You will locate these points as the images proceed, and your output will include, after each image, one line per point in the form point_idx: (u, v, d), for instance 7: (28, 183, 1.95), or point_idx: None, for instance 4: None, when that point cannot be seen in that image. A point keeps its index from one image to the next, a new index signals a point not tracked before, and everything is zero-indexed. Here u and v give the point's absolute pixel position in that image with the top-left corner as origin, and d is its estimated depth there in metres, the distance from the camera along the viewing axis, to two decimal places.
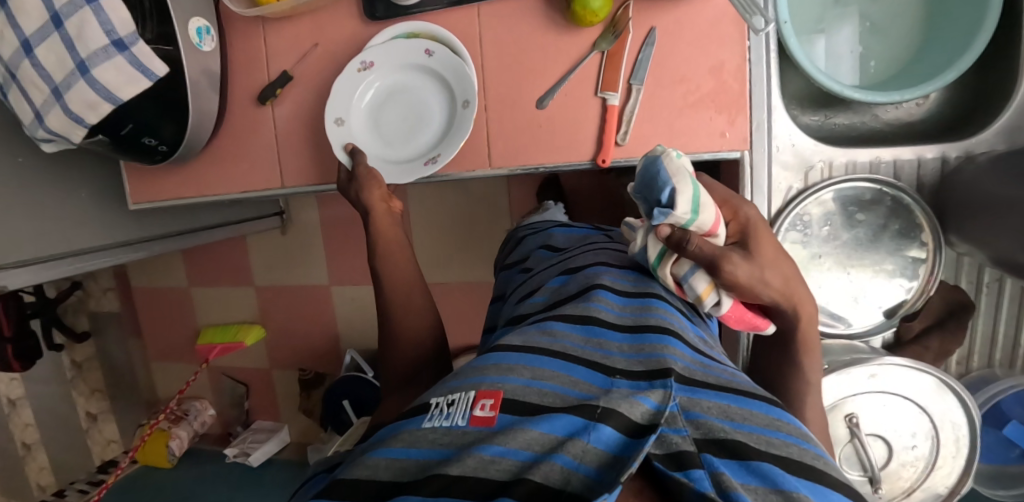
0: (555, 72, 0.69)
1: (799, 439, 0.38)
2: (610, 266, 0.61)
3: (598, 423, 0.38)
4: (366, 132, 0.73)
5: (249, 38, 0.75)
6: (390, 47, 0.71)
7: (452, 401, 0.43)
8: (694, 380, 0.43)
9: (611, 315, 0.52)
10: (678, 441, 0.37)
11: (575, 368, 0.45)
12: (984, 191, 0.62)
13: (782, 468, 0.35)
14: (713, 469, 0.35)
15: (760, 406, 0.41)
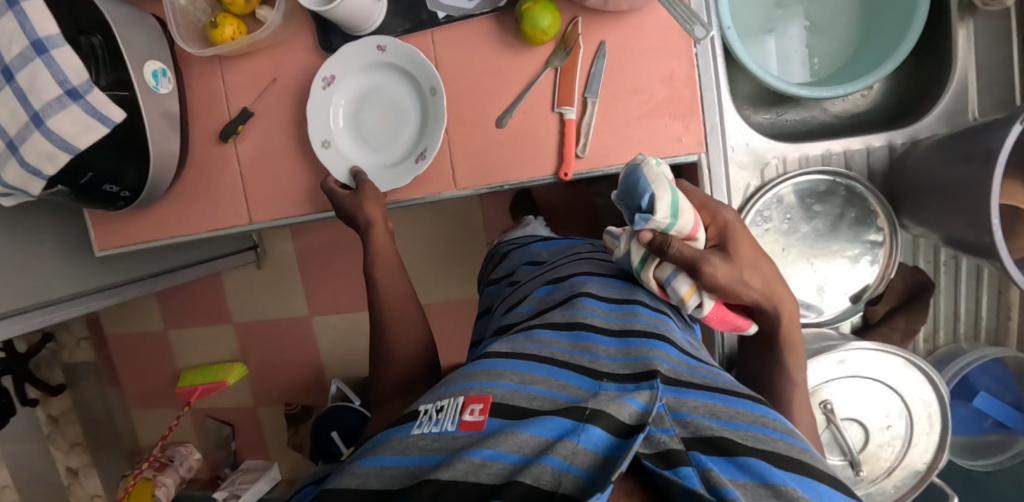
0: (512, 91, 0.71)
1: (786, 435, 0.39)
2: (596, 275, 0.63)
3: (587, 424, 0.38)
4: (350, 148, 0.73)
5: (207, 77, 0.75)
6: (343, 55, 0.70)
7: (441, 408, 0.43)
8: (680, 381, 0.44)
9: (597, 320, 0.53)
10: (666, 441, 0.38)
11: (564, 373, 0.46)
12: (929, 174, 0.65)
13: (770, 462, 0.36)
14: (701, 466, 0.35)
15: (747, 404, 0.42)
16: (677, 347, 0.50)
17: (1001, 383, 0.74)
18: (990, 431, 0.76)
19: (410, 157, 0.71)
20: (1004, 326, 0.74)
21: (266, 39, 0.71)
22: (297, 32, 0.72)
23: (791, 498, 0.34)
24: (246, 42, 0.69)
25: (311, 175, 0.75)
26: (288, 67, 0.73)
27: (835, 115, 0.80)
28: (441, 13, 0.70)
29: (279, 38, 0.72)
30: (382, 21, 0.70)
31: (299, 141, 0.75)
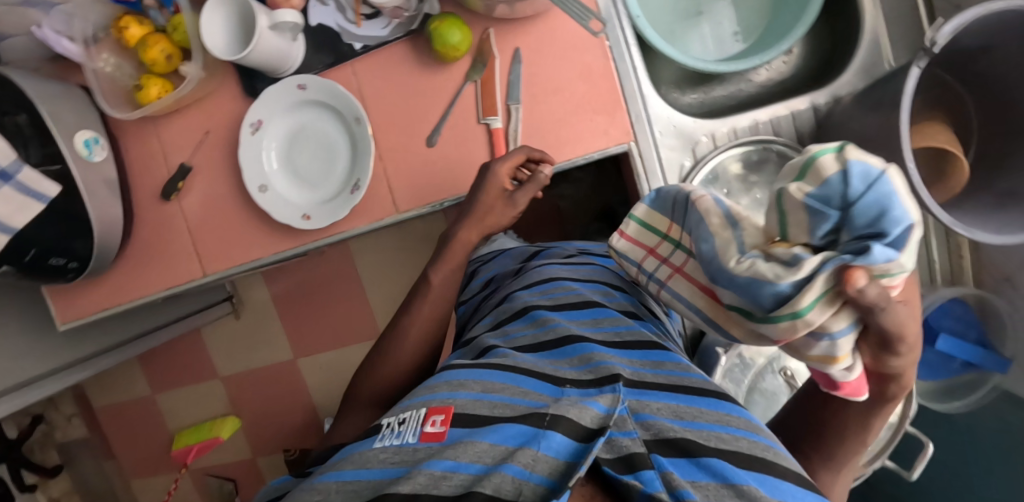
0: (437, 110, 0.72)
1: (749, 432, 0.41)
2: (556, 280, 0.63)
3: (547, 430, 0.39)
4: (288, 190, 0.74)
5: (142, 139, 0.76)
6: (265, 99, 0.71)
7: (403, 419, 0.45)
8: (643, 383, 0.45)
9: (560, 327, 0.54)
10: (626, 443, 0.40)
11: (525, 379, 0.46)
12: (851, 127, 0.66)
13: (730, 462, 0.38)
14: (662, 468, 0.38)
15: (713, 402, 0.44)
16: (640, 345, 0.51)
17: (960, 322, 0.75)
18: (959, 372, 0.76)
19: (345, 190, 0.73)
20: (956, 265, 0.77)
21: (192, 93, 0.72)
22: (222, 83, 0.73)
23: (751, 497, 0.36)
24: (172, 99, 0.70)
25: (256, 220, 0.76)
26: (219, 118, 0.74)
27: (761, 84, 0.81)
28: (358, 44, 0.71)
29: (204, 90, 0.73)
30: (303, 60, 0.72)
31: (241, 189, 0.76)
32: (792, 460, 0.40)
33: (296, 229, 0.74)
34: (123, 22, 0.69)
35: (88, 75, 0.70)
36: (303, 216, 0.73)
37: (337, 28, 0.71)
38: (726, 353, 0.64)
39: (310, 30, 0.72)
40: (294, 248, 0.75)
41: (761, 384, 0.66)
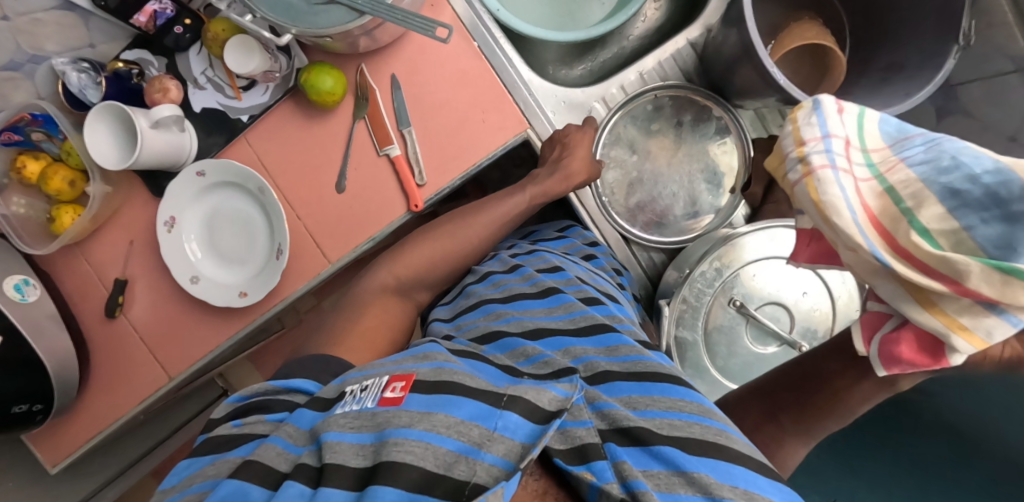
0: (337, 156, 0.73)
1: (702, 417, 0.44)
2: (514, 273, 0.66)
3: (504, 410, 0.40)
4: (219, 272, 0.75)
5: (74, 267, 0.78)
6: (173, 194, 0.73)
7: (365, 387, 0.45)
8: (601, 376, 0.49)
9: (519, 324, 0.57)
10: (581, 435, 0.42)
11: (484, 366, 0.48)
12: (724, 51, 0.67)
13: (681, 450, 0.41)
14: (615, 458, 0.41)
15: (670, 389, 0.47)
16: (593, 333, 0.54)
17: None
18: None
19: (271, 257, 0.74)
20: None
21: (103, 209, 0.74)
22: (130, 192, 0.75)
23: (699, 483, 0.39)
24: (84, 220, 0.72)
25: (203, 311, 0.77)
26: (139, 226, 0.76)
27: (643, 35, 0.82)
28: (245, 117, 0.73)
29: (114, 202, 0.75)
30: (198, 147, 0.73)
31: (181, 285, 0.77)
32: (744, 442, 0.43)
33: (241, 310, 0.75)
34: (19, 162, 0.71)
35: (1, 222, 0.73)
36: (239, 293, 0.74)
37: (220, 107, 0.73)
38: (670, 304, 0.65)
39: (196, 117, 0.73)
40: (243, 327, 0.76)
41: (715, 321, 0.65)
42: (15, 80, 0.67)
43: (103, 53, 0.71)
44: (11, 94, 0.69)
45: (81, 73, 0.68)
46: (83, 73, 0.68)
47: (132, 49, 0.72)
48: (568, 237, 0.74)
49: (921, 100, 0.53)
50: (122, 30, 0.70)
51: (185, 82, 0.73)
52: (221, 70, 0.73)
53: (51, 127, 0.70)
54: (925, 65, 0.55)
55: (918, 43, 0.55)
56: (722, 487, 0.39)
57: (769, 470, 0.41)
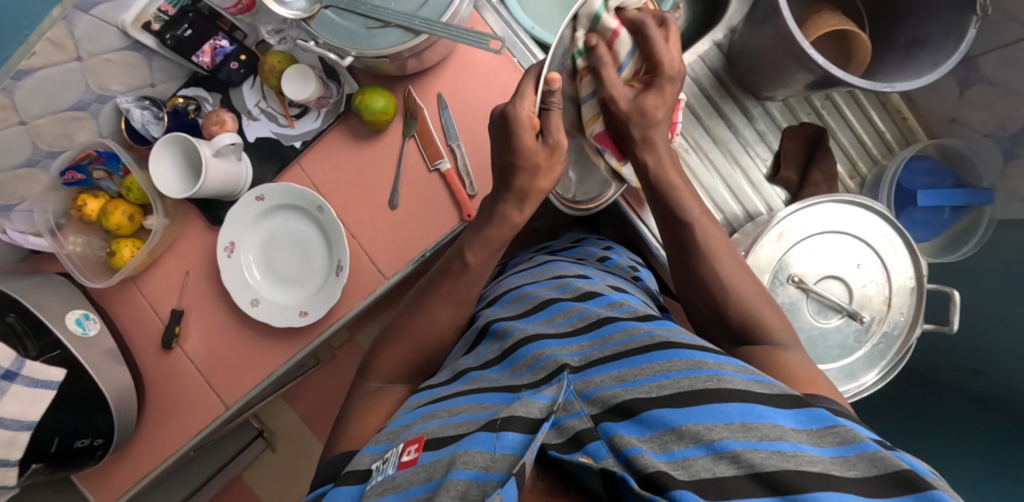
0: (389, 172, 0.76)
1: (691, 370, 0.41)
2: (517, 292, 0.65)
3: (500, 431, 0.37)
4: (275, 294, 0.78)
5: (129, 302, 0.78)
6: (231, 224, 0.76)
7: (386, 459, 0.43)
8: (586, 364, 0.46)
9: (521, 331, 0.54)
10: (574, 424, 0.39)
11: (486, 395, 0.45)
12: (749, 44, 0.71)
13: (669, 408, 0.38)
14: (609, 435, 0.37)
15: (657, 354, 0.43)
16: (591, 328, 0.52)
17: (932, 174, 0.79)
18: (953, 219, 0.79)
19: (330, 274, 0.76)
20: (905, 127, 0.83)
21: (159, 243, 0.76)
22: (186, 224, 0.78)
23: (690, 433, 0.36)
24: (144, 252, 0.74)
25: (260, 335, 0.77)
26: (196, 255, 0.78)
27: None
28: (298, 143, 0.76)
29: (170, 236, 0.77)
30: (254, 176, 0.76)
31: (237, 310, 0.78)
32: (736, 378, 0.39)
33: (298, 328, 0.76)
34: (80, 201, 0.74)
35: (63, 260, 0.74)
36: (301, 312, 0.75)
37: (275, 135, 0.76)
38: None
39: (251, 146, 0.76)
40: (303, 349, 0.77)
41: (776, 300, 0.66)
42: (82, 121, 0.70)
43: (161, 92, 0.75)
44: (76, 134, 0.71)
45: (145, 109, 0.72)
46: (146, 110, 0.72)
47: (190, 86, 0.75)
48: (579, 249, 0.79)
49: (950, 67, 0.57)
50: (180, 69, 0.74)
51: (239, 115, 0.76)
52: (275, 101, 0.76)
53: (113, 163, 0.73)
54: (946, 33, 0.59)
55: (937, 17, 0.60)
56: (715, 429, 0.36)
57: (768, 400, 0.37)
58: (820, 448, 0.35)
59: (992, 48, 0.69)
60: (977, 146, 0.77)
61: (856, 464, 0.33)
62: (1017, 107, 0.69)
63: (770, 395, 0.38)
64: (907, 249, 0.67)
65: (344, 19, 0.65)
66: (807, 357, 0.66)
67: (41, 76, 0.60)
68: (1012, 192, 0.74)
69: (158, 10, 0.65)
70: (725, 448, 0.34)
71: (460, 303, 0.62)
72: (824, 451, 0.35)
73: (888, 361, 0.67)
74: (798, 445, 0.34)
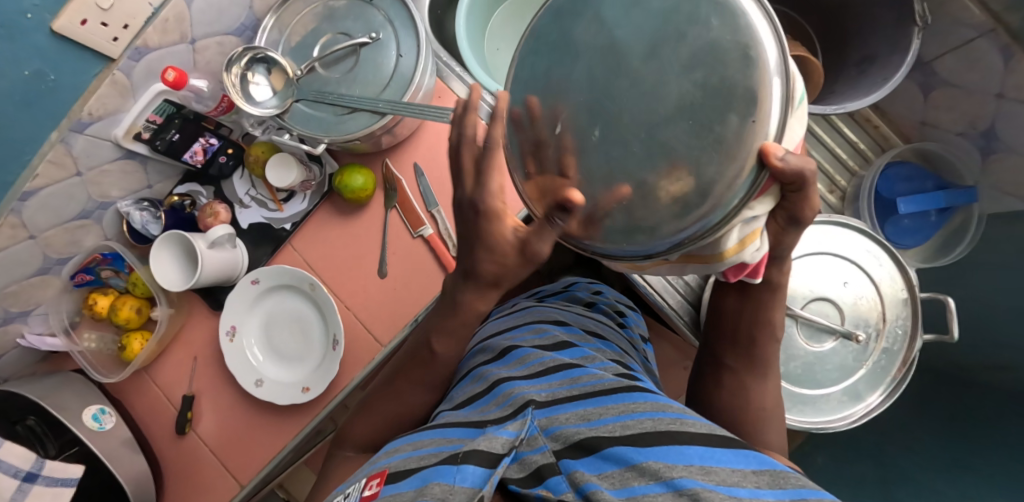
0: (376, 244, 0.79)
1: (655, 412, 0.42)
2: (503, 332, 0.64)
3: (461, 464, 0.39)
4: (279, 371, 0.80)
5: (143, 391, 0.82)
6: (230, 306, 0.80)
7: (348, 493, 0.45)
8: (555, 400, 0.46)
9: (500, 369, 0.54)
10: (537, 459, 0.41)
11: (453, 429, 0.46)
12: None
13: (632, 445, 0.39)
14: (569, 470, 0.40)
15: (622, 396, 0.44)
16: (563, 369, 0.51)
17: (912, 179, 0.78)
18: (941, 222, 0.78)
19: (328, 349, 0.78)
20: (879, 136, 0.83)
21: (167, 332, 0.80)
22: (190, 312, 0.82)
23: (650, 470, 0.37)
24: (153, 343, 0.78)
25: (266, 413, 0.79)
26: (202, 342, 0.81)
27: None
28: (288, 225, 0.80)
29: (176, 325, 0.81)
30: (249, 260, 0.80)
31: (243, 390, 0.81)
32: (699, 425, 0.40)
33: (302, 404, 0.78)
34: (91, 299, 0.79)
35: (76, 357, 0.79)
36: (302, 389, 0.78)
37: (265, 219, 0.80)
38: None
39: (244, 233, 0.81)
40: (305, 426, 0.78)
41: None
42: (87, 227, 0.74)
43: (158, 191, 0.80)
44: (83, 239, 0.75)
45: (143, 211, 0.77)
46: (145, 211, 0.78)
47: (185, 182, 0.81)
48: (565, 294, 0.78)
49: (898, 82, 0.57)
50: (174, 168, 0.80)
51: (231, 204, 0.81)
52: (263, 188, 0.81)
53: (119, 262, 0.79)
54: (893, 47, 0.59)
55: (882, 32, 0.61)
56: (674, 468, 0.36)
57: (727, 444, 0.38)
58: (776, 489, 0.34)
59: (948, 51, 0.69)
60: (953, 146, 0.76)
61: None
62: (982, 104, 0.69)
63: (728, 439, 0.39)
64: (892, 260, 0.65)
65: (314, 109, 0.70)
66: (807, 383, 0.65)
67: (44, 195, 0.65)
68: (995, 188, 0.72)
69: (146, 121, 0.69)
70: (682, 487, 0.35)
71: (432, 377, 0.56)
72: (780, 492, 0.34)
73: (892, 378, 0.64)
74: (754, 491, 0.34)
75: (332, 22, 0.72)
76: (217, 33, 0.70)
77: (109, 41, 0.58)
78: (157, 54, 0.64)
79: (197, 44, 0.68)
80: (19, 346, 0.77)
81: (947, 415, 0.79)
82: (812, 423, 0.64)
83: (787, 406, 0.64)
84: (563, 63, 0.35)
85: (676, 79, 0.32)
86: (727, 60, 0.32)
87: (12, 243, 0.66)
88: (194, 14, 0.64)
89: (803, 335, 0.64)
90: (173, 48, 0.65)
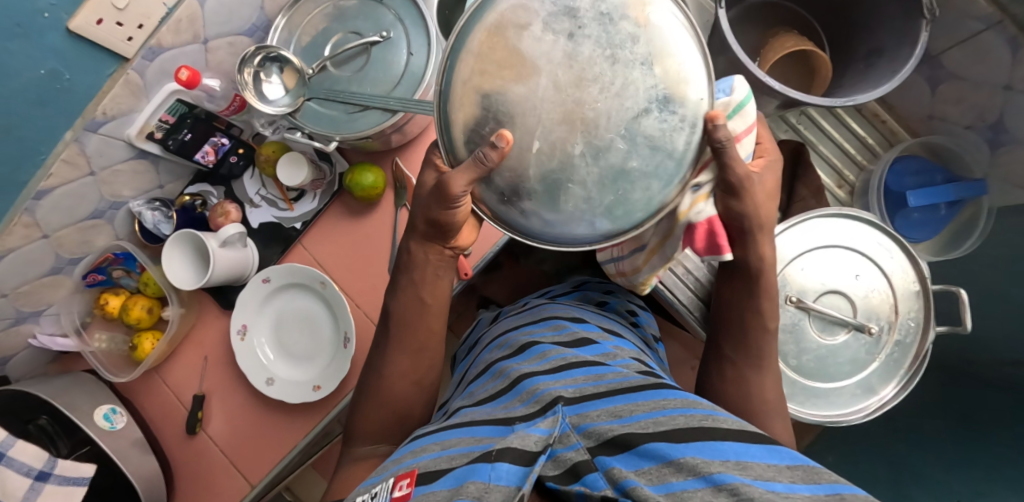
0: (387, 243, 0.79)
1: (686, 409, 0.41)
2: (520, 328, 0.63)
3: (495, 462, 0.38)
4: (291, 371, 0.80)
5: (154, 391, 0.82)
6: (242, 306, 0.80)
7: (376, 493, 0.43)
8: (582, 397, 0.45)
9: (522, 366, 0.53)
10: (572, 456, 0.40)
11: (482, 428, 0.45)
12: None
13: (669, 441, 0.38)
14: (606, 467, 0.38)
15: (650, 394, 0.44)
16: (586, 367, 0.51)
17: (920, 173, 0.78)
18: (951, 215, 0.77)
19: (339, 348, 0.79)
20: (886, 130, 0.83)
21: (177, 331, 0.80)
22: (201, 311, 0.82)
23: (689, 465, 0.35)
24: (164, 343, 0.78)
25: (277, 413, 0.79)
26: (212, 341, 0.82)
27: None
28: (298, 224, 0.81)
29: (187, 324, 0.81)
30: (260, 259, 0.81)
31: (253, 390, 0.81)
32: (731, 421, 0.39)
33: (313, 402, 0.78)
34: (102, 299, 0.79)
35: (88, 357, 0.79)
36: (314, 388, 0.78)
37: (275, 219, 0.81)
38: None
39: (255, 232, 0.81)
40: (316, 427, 0.77)
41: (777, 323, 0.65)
42: (99, 227, 0.75)
43: (170, 191, 0.80)
44: (95, 239, 0.76)
45: (155, 210, 0.78)
46: (156, 210, 0.78)
47: (195, 183, 0.81)
48: (576, 294, 0.78)
49: (907, 74, 0.57)
50: (185, 168, 0.80)
51: (242, 204, 0.81)
52: (273, 187, 0.81)
53: (130, 262, 0.79)
54: (902, 40, 0.60)
55: (890, 26, 0.61)
56: (712, 464, 0.35)
57: (762, 441, 0.37)
58: (813, 484, 0.33)
59: (954, 44, 0.69)
60: (961, 140, 0.76)
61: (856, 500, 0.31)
62: (990, 97, 0.69)
63: (762, 436, 0.38)
64: (903, 253, 0.66)
65: (325, 107, 0.71)
66: (819, 377, 0.65)
67: (58, 194, 0.65)
68: (1006, 181, 0.72)
69: (159, 120, 0.70)
70: (722, 481, 0.34)
71: None
72: (819, 488, 0.33)
73: (906, 371, 0.64)
74: (791, 485, 0.33)
75: (342, 22, 0.73)
76: (228, 33, 0.70)
77: (124, 41, 0.59)
78: (170, 54, 0.65)
79: (209, 44, 0.68)
80: (30, 347, 0.78)
81: (958, 409, 0.79)
82: (823, 416, 0.64)
83: (799, 400, 0.65)
84: (524, 79, 0.37)
85: (636, 84, 0.37)
86: (672, 61, 0.38)
87: (26, 242, 0.66)
88: (207, 14, 0.65)
89: (816, 328, 0.64)
90: (187, 48, 0.66)
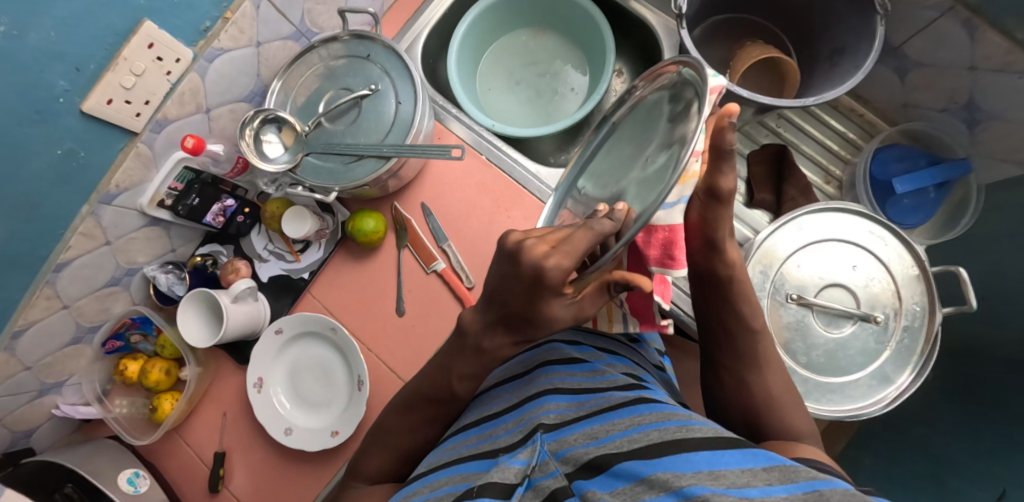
0: (391, 283, 0.81)
1: (659, 422, 0.41)
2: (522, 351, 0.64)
3: (476, 498, 0.39)
4: (306, 418, 0.81)
5: (174, 452, 0.83)
6: (255, 361, 0.82)
7: None
8: (563, 422, 0.45)
9: (514, 391, 0.54)
10: (550, 483, 0.40)
11: (467, 463, 0.45)
12: None
13: (640, 460, 0.37)
14: (581, 491, 0.38)
15: (629, 410, 0.44)
16: (575, 390, 0.50)
17: (904, 159, 0.81)
18: (942, 196, 0.80)
19: (354, 390, 0.80)
20: (865, 123, 0.87)
21: (195, 391, 0.82)
22: (217, 368, 0.84)
23: (661, 482, 0.35)
24: (182, 402, 0.80)
25: (296, 462, 0.80)
26: (229, 397, 0.83)
27: None
28: (305, 274, 0.83)
29: (204, 382, 0.83)
30: (271, 312, 0.83)
31: (271, 442, 0.81)
32: (705, 430, 0.39)
33: (331, 448, 0.78)
34: (122, 365, 0.83)
35: (110, 423, 0.82)
36: (332, 433, 0.78)
37: (284, 271, 0.84)
38: None
39: (265, 286, 0.84)
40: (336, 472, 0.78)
41: (781, 321, 0.65)
42: (116, 293, 0.78)
43: (181, 253, 0.84)
44: (112, 307, 0.79)
45: (168, 273, 0.81)
46: (170, 273, 0.81)
47: (205, 244, 0.86)
48: None
49: (870, 66, 0.60)
50: (196, 232, 0.84)
51: (251, 259, 0.85)
52: (280, 241, 0.84)
53: (147, 325, 0.83)
54: (862, 34, 0.62)
55: (848, 25, 0.64)
56: (683, 477, 0.34)
57: (739, 446, 0.37)
58: (787, 484, 0.33)
59: (915, 33, 0.73)
60: (938, 123, 0.79)
61: (831, 495, 0.31)
62: (957, 79, 0.72)
63: (740, 442, 0.38)
64: (897, 239, 0.66)
65: (323, 161, 0.75)
66: (832, 372, 0.64)
67: (76, 265, 0.69)
68: (989, 155, 0.75)
69: (168, 188, 0.73)
70: (692, 494, 0.33)
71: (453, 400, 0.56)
72: (795, 485, 0.32)
73: (919, 357, 0.63)
74: (766, 488, 0.32)
75: (333, 80, 0.78)
76: (229, 102, 0.75)
77: (132, 116, 0.63)
78: (175, 125, 0.69)
79: (212, 112, 0.73)
80: (54, 417, 0.80)
81: (978, 389, 0.77)
82: (841, 410, 0.63)
83: (816, 397, 0.64)
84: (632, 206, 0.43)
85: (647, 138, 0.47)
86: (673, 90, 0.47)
87: (48, 314, 0.69)
88: (208, 86, 0.69)
89: (821, 322, 0.65)
90: (191, 118, 0.70)
